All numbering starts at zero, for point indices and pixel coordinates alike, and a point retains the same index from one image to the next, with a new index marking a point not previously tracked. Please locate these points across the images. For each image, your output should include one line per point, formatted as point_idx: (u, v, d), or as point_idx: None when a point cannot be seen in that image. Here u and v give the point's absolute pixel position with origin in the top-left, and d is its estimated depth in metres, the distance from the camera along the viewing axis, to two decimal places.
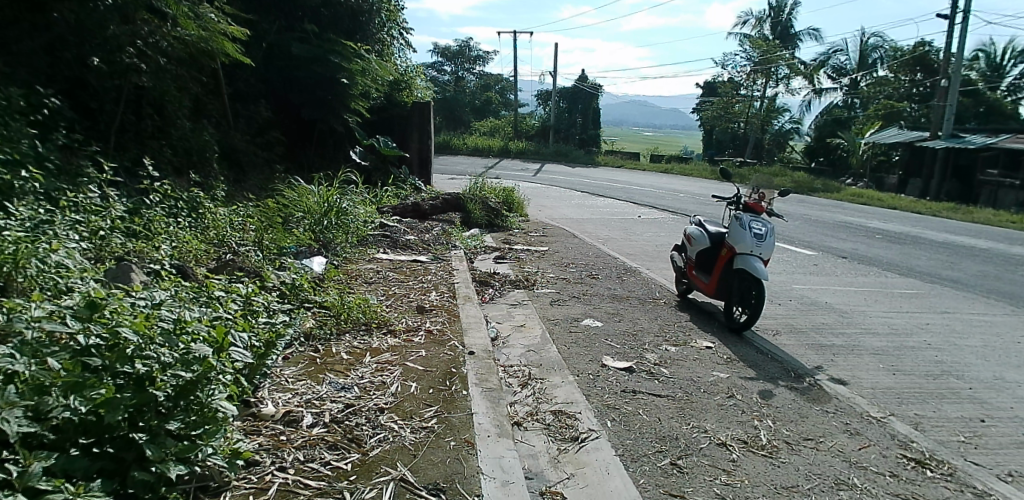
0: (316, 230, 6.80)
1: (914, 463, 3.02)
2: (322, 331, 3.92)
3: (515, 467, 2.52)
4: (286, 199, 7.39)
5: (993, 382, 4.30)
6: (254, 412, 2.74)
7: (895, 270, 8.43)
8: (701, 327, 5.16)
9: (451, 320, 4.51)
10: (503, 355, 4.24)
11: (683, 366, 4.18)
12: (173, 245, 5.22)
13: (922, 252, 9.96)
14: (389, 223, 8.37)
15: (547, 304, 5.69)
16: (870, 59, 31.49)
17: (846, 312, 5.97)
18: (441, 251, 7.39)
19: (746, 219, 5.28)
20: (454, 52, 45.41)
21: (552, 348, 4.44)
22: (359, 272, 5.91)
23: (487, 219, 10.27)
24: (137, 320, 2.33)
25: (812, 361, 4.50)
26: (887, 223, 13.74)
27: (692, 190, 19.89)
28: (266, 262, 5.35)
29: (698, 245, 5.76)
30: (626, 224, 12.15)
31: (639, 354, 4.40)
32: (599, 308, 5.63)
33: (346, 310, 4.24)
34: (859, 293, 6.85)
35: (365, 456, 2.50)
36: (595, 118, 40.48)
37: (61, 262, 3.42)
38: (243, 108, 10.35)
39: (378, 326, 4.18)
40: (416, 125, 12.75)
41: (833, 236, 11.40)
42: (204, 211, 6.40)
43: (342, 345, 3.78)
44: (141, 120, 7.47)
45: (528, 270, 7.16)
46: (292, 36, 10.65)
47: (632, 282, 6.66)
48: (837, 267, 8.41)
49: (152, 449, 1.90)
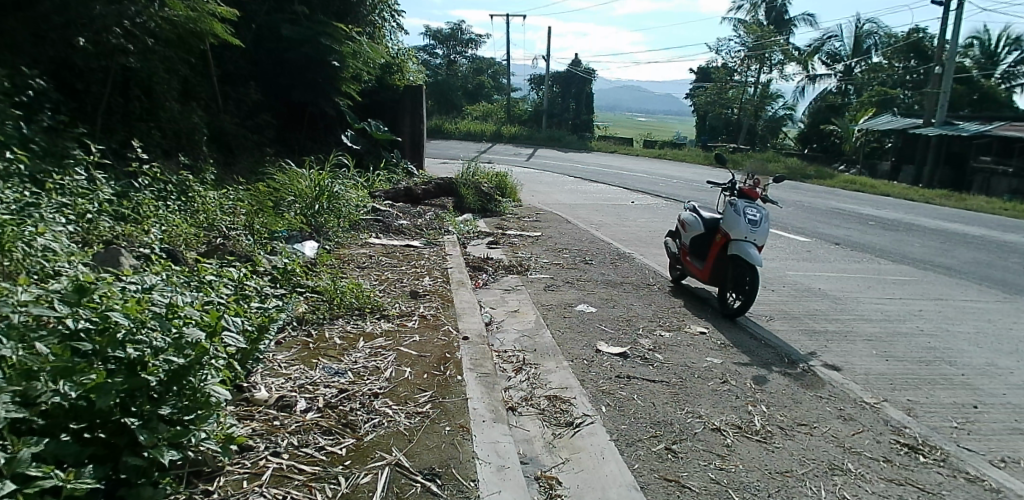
0: (307, 213, 6.72)
1: (907, 448, 3.05)
2: (315, 316, 3.88)
3: (510, 452, 2.52)
4: (277, 182, 7.29)
5: (984, 368, 4.34)
6: (247, 397, 2.70)
7: (887, 257, 8.48)
8: (696, 313, 5.16)
9: (445, 305, 4.49)
10: (497, 341, 4.23)
11: (677, 352, 4.18)
12: (162, 228, 5.17)
13: (915, 239, 10.02)
14: (382, 208, 8.30)
15: (540, 289, 5.68)
16: (863, 45, 31.19)
17: (838, 298, 6.00)
18: (434, 236, 7.35)
19: (741, 205, 5.26)
20: (445, 36, 44.86)
21: (546, 334, 4.44)
22: (351, 257, 5.87)
23: (480, 204, 10.22)
24: (127, 304, 2.29)
25: (805, 347, 4.52)
26: (880, 210, 13.80)
27: (685, 177, 19.88)
28: (258, 247, 5.31)
29: (692, 231, 5.74)
30: (618, 209, 12.12)
31: (633, 340, 4.40)
32: (593, 293, 5.63)
33: (339, 295, 4.20)
34: (852, 280, 6.88)
35: (360, 441, 2.48)
36: (587, 103, 40.24)
37: (46, 246, 3.37)
38: (232, 90, 10.19)
39: (372, 311, 4.14)
40: (407, 109, 12.62)
41: (826, 222, 11.45)
42: (194, 194, 6.32)
43: (335, 330, 3.75)
44: (129, 102, 7.33)
45: (522, 256, 7.13)
46: (282, 17, 10.47)
47: (626, 268, 6.65)
48: (829, 254, 8.45)
49: (145, 434, 1.86)
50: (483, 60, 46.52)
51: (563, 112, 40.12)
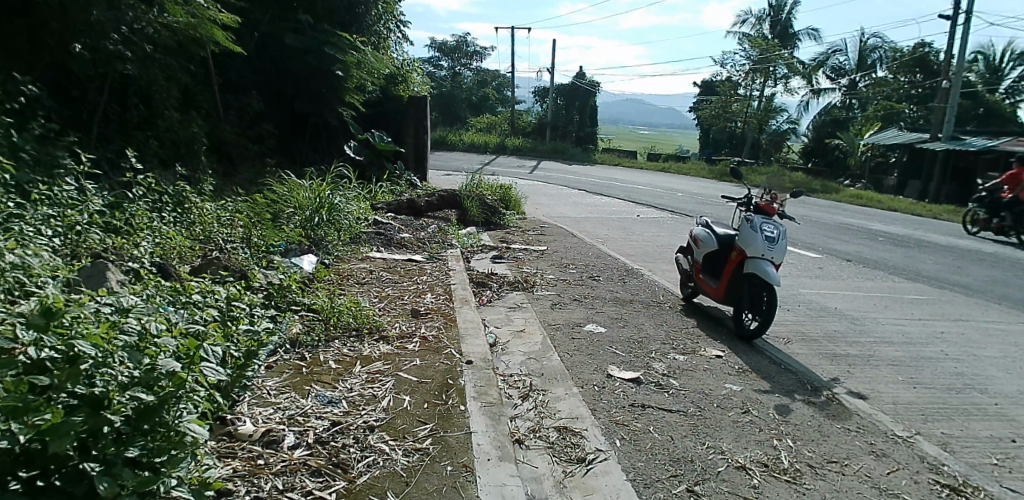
0: (306, 226, 6.53)
1: (948, 490, 2.80)
2: (309, 338, 3.61)
3: (517, 497, 2.27)
4: (276, 194, 7.13)
5: (1019, 397, 4.08)
6: (230, 431, 2.48)
7: (903, 274, 8.22)
8: (710, 334, 4.92)
9: (448, 325, 4.25)
10: (502, 364, 4.01)
11: (693, 377, 3.95)
12: (155, 241, 5.18)
13: (929, 256, 9.75)
14: (384, 220, 8.09)
15: (547, 307, 5.45)
16: (869, 59, 31.04)
17: (857, 319, 5.75)
18: (436, 250, 7.13)
19: (757, 221, 5.01)
20: (450, 48, 45.09)
21: (553, 356, 4.22)
22: (350, 271, 5.66)
23: (484, 217, 10.03)
24: (97, 330, 2.08)
25: (827, 373, 4.28)
26: (889, 226, 13.55)
27: (691, 190, 19.65)
28: (252, 262, 5.22)
29: (705, 248, 5.51)
30: (625, 223, 11.90)
31: (646, 363, 4.16)
32: (602, 312, 5.39)
33: (336, 314, 3.95)
34: (868, 299, 6.62)
35: (352, 484, 2.24)
36: (592, 115, 40.15)
37: (22, 262, 3.18)
38: (233, 99, 10.04)
39: (369, 332, 3.89)
40: (411, 119, 12.48)
41: (837, 238, 11.20)
42: (190, 206, 6.32)
43: (330, 353, 3.49)
44: (127, 110, 7.16)
45: (527, 271, 6.91)
46: (286, 26, 10.31)
47: (634, 285, 6.42)
48: (843, 271, 8.19)
49: (105, 483, 1.64)
50: (487, 71, 46.55)
51: (567, 124, 39.92)
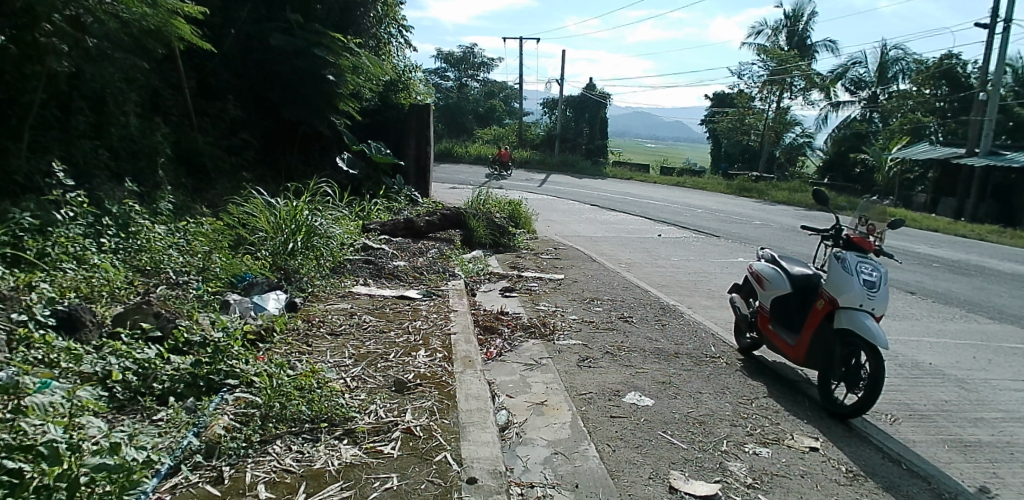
0: (278, 256, 5.42)
1: None
2: (235, 443, 2.44)
3: None
4: (245, 215, 6.02)
5: None
6: None
7: (982, 312, 6.99)
8: (789, 408, 3.75)
9: (443, 407, 3.06)
10: (518, 466, 2.84)
11: (792, 492, 2.76)
12: (74, 276, 4.11)
13: (1000, 289, 8.51)
14: (375, 245, 6.96)
15: (572, 366, 4.25)
16: (890, 72, 29.65)
17: (966, 381, 4.52)
18: (435, 282, 5.96)
19: (852, 261, 3.83)
20: (457, 58, 44.21)
21: (588, 450, 3.04)
22: (323, 315, 4.50)
23: (491, 238, 8.89)
24: None
25: (971, 480, 3.06)
26: (937, 249, 12.30)
27: (712, 207, 18.46)
28: (196, 308, 3.94)
29: (775, 290, 4.35)
30: (647, 245, 10.74)
31: (719, 465, 2.97)
32: (643, 372, 4.19)
33: (282, 397, 2.76)
34: (964, 349, 5.40)
35: None
36: (602, 127, 39.21)
37: None
38: (210, 105, 9.01)
39: (329, 427, 2.71)
40: (412, 129, 11.21)
41: (887, 264, 9.97)
42: (137, 229, 5.23)
43: (260, 470, 2.32)
44: (70, 116, 6.14)
45: (544, 309, 5.74)
46: (273, 26, 9.28)
47: (677, 329, 5.23)
48: (912, 308, 6.98)
49: None
50: (496, 83, 45.85)
51: (577, 137, 38.88)
